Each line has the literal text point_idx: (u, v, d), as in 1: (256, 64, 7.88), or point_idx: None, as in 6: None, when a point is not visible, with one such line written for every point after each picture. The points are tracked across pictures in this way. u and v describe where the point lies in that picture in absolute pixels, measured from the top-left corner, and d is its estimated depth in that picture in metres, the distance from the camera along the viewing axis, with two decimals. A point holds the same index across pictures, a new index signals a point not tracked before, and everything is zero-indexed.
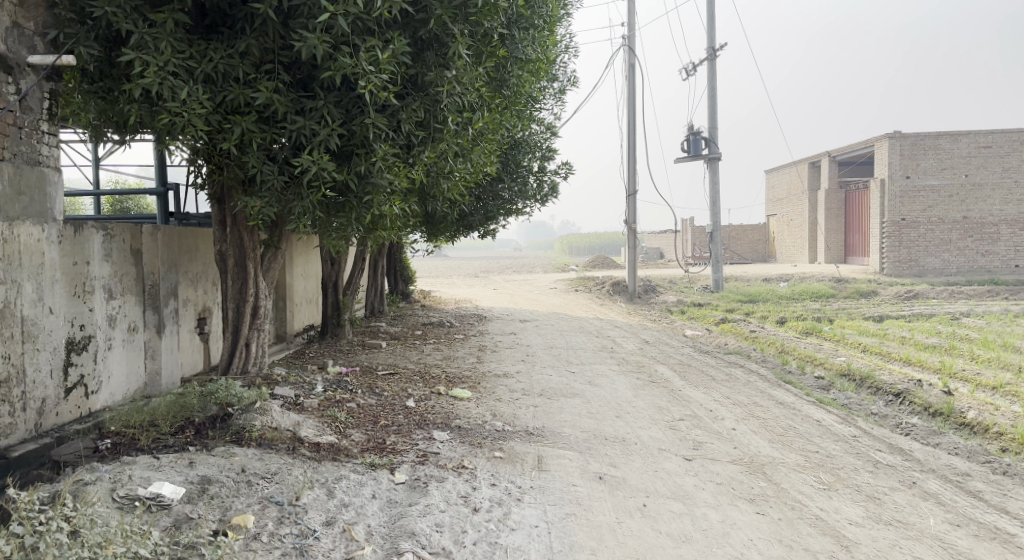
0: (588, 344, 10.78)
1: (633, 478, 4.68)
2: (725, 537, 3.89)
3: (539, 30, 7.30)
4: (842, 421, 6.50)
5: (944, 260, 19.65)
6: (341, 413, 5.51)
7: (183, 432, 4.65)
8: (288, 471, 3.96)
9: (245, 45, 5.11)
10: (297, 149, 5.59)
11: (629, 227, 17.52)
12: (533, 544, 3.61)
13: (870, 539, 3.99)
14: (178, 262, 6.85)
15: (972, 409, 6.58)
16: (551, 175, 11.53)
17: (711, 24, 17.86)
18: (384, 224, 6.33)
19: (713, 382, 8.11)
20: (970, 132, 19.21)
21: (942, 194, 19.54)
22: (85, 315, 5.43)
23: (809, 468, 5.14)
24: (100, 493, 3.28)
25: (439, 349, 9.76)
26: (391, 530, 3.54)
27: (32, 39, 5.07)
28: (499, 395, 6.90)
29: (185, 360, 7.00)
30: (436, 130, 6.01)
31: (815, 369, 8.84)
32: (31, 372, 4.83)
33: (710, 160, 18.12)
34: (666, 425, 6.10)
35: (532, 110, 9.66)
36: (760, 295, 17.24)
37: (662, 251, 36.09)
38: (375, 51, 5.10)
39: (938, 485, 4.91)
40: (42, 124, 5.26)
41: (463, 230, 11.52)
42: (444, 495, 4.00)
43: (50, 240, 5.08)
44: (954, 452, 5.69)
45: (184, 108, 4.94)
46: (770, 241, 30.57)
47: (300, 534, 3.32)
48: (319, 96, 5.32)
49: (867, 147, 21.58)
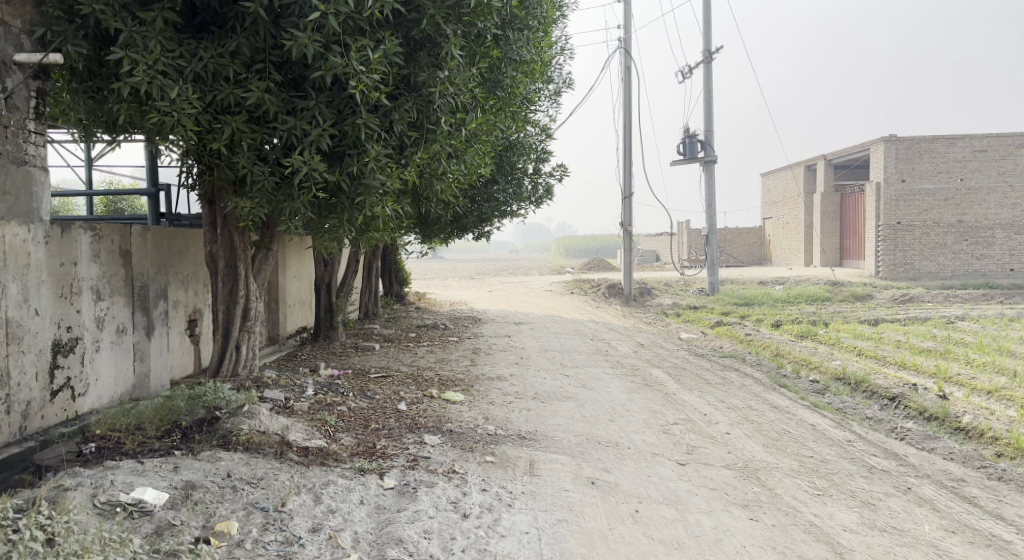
0: (582, 346, 10.72)
1: (625, 483, 4.63)
2: (718, 543, 3.84)
3: (534, 31, 7.25)
4: (837, 425, 6.46)
5: (939, 264, 19.69)
6: (330, 417, 5.45)
7: (170, 436, 4.59)
8: (275, 476, 3.91)
9: (235, 44, 5.05)
10: (288, 150, 5.54)
11: (625, 230, 17.49)
12: (523, 551, 3.55)
13: (864, 545, 3.95)
14: (168, 263, 6.77)
15: (967, 413, 6.55)
16: (546, 177, 11.49)
17: (707, 27, 17.86)
18: (376, 225, 6.28)
19: (708, 385, 8.06)
20: (966, 136, 19.22)
21: (937, 198, 19.57)
22: (72, 317, 5.36)
23: (803, 473, 5.10)
24: (80, 499, 3.22)
25: (433, 352, 9.69)
26: (378, 537, 3.48)
27: (18, 37, 5.02)
28: (492, 398, 6.85)
29: (174, 362, 6.93)
30: (428, 132, 5.96)
31: (810, 372, 8.82)
32: (16, 374, 4.76)
33: (706, 163, 18.10)
34: (660, 429, 6.05)
35: (527, 111, 9.61)
36: (756, 297, 17.24)
37: (659, 253, 36.13)
38: (365, 51, 5.03)
39: (933, 491, 4.87)
40: (29, 123, 5.20)
41: (457, 232, 11.47)
42: (433, 501, 3.94)
43: (36, 241, 5.00)
44: (949, 458, 5.65)
45: (172, 107, 4.86)
46: (766, 244, 30.60)
47: (284, 541, 3.26)
48: (311, 96, 5.26)
49: (863, 150, 21.60)
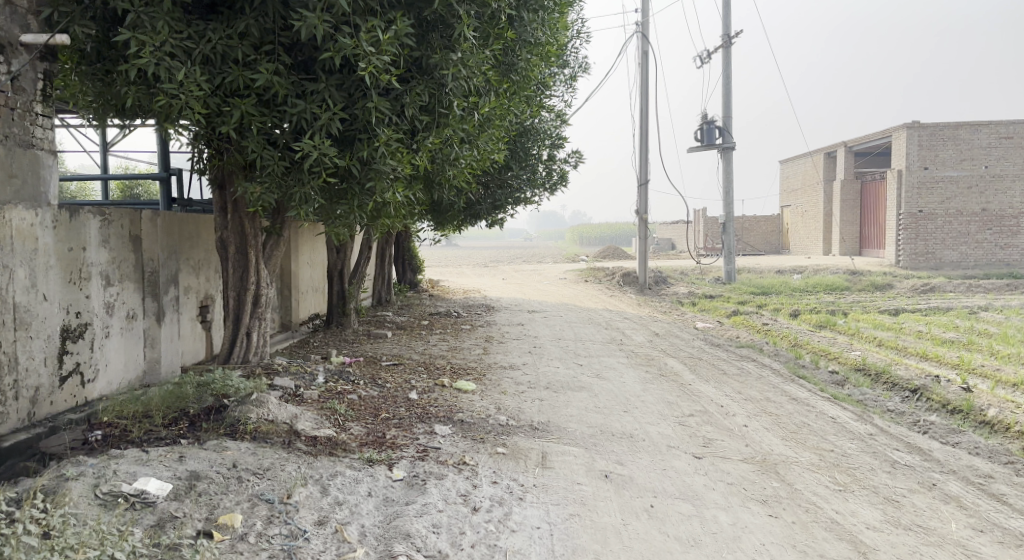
0: (596, 335, 10.60)
1: (640, 477, 4.52)
2: (736, 541, 3.72)
3: (549, 13, 7.05)
4: (858, 417, 6.29)
5: (961, 253, 19.28)
6: (340, 405, 5.38)
7: (177, 424, 4.54)
8: (282, 466, 3.82)
9: (244, 25, 4.91)
10: (298, 134, 5.42)
11: (641, 217, 17.27)
12: (534, 547, 3.45)
13: (889, 545, 3.80)
14: (179, 249, 6.71)
15: (993, 406, 6.33)
16: (562, 164, 11.32)
17: (726, 10, 17.50)
18: (387, 211, 6.15)
19: (724, 376, 7.90)
20: (991, 122, 18.76)
21: (960, 185, 19.12)
22: (81, 302, 5.31)
23: (824, 468, 4.95)
24: (82, 490, 3.15)
25: (445, 340, 9.61)
26: (386, 531, 3.39)
27: (25, 17, 4.94)
28: (503, 387, 6.73)
29: (186, 348, 6.89)
30: (441, 116, 5.82)
31: (829, 362, 8.65)
32: (24, 360, 4.72)
33: (725, 149, 17.79)
34: (675, 421, 5.92)
35: (541, 96, 9.44)
36: (773, 286, 16.97)
37: (675, 242, 35.83)
38: (376, 31, 4.89)
39: (959, 487, 4.71)
40: (35, 106, 5.12)
41: (471, 219, 11.37)
42: (442, 494, 3.85)
43: (44, 225, 4.94)
44: (975, 452, 5.47)
45: (180, 89, 4.77)
46: (784, 233, 30.19)
47: (289, 535, 3.17)
48: (321, 79, 5.14)
49: (884, 138, 21.15)
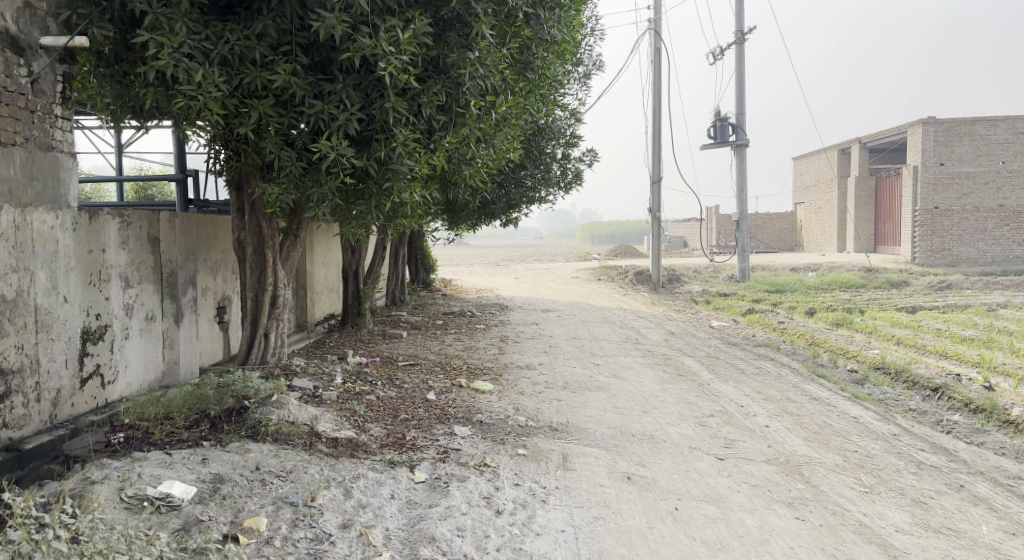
0: (611, 334, 10.55)
1: (663, 479, 4.46)
2: (764, 545, 3.65)
3: (566, 10, 6.99)
4: (881, 417, 6.19)
5: (978, 249, 19.02)
6: (359, 406, 5.36)
7: (198, 426, 4.54)
8: (304, 469, 3.81)
9: (262, 26, 4.91)
10: (316, 134, 5.40)
11: (654, 216, 17.17)
12: (560, 551, 3.41)
13: (919, 548, 3.73)
14: (196, 250, 6.72)
15: (1017, 405, 6.22)
16: (576, 162, 11.25)
17: (739, 6, 17.33)
18: (404, 211, 6.11)
19: (743, 375, 7.82)
20: (1008, 118, 18.49)
21: (977, 181, 18.86)
22: (101, 304, 5.33)
23: (849, 469, 4.88)
24: (107, 494, 3.15)
25: (460, 339, 9.59)
26: (410, 534, 3.36)
27: (44, 20, 4.95)
28: (521, 388, 6.70)
29: (204, 349, 6.91)
30: (457, 115, 5.78)
31: (847, 361, 8.53)
32: (45, 362, 4.74)
33: (738, 146, 17.65)
34: (696, 422, 5.85)
35: (556, 94, 9.36)
36: (787, 284, 16.83)
37: (686, 240, 35.67)
38: (395, 30, 4.87)
39: (988, 489, 4.62)
40: (55, 109, 5.12)
41: (484, 218, 11.32)
42: (464, 496, 3.82)
43: (64, 227, 4.97)
44: (1001, 453, 5.37)
45: (199, 91, 4.77)
46: (797, 229, 29.93)
47: (314, 539, 3.15)
48: (338, 79, 5.12)
49: (899, 134, 20.90)
